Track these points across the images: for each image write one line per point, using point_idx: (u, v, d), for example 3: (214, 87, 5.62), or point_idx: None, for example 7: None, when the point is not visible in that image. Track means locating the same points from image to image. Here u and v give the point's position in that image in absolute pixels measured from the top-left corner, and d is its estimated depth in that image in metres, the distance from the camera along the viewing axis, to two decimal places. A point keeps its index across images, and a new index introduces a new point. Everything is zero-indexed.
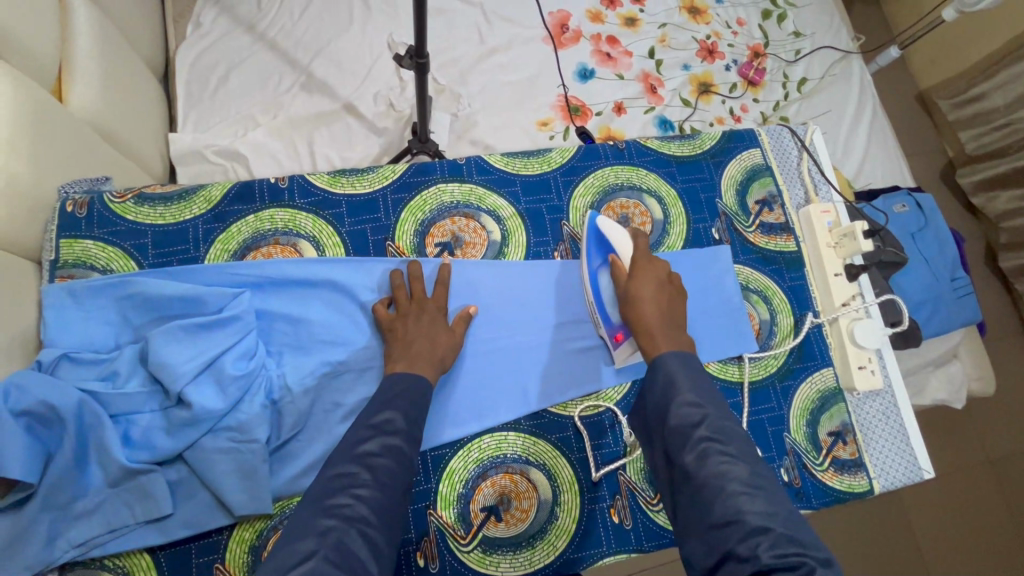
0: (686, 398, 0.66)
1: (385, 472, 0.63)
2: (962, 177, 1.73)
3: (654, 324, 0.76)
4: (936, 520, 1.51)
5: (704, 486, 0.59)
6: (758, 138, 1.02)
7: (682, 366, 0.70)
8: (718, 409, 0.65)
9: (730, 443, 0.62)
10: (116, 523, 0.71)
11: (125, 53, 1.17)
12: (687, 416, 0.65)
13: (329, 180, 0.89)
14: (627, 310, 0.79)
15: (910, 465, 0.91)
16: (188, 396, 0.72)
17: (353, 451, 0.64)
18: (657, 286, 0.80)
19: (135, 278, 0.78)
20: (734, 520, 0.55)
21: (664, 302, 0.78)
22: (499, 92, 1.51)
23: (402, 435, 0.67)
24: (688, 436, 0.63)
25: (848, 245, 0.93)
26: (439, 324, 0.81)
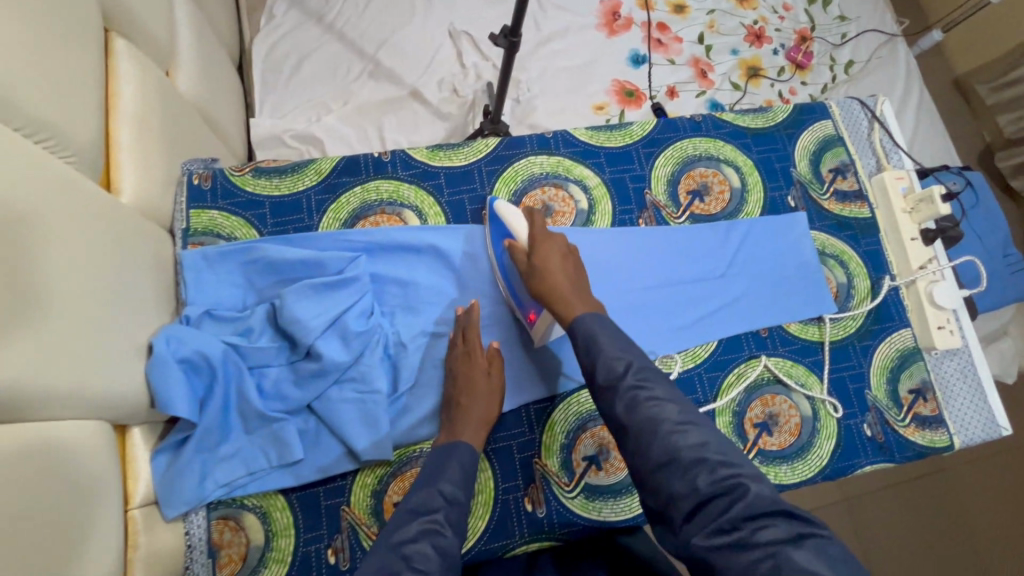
0: (609, 352, 0.68)
1: (421, 557, 0.59)
2: (999, 161, 1.77)
3: (563, 294, 0.76)
4: (982, 491, 1.53)
5: (638, 432, 0.62)
6: (829, 110, 1.06)
7: (600, 325, 0.71)
8: (640, 357, 0.67)
9: (655, 386, 0.64)
10: (254, 467, 0.77)
11: (213, 44, 1.25)
12: (613, 369, 0.67)
13: (428, 154, 0.95)
14: (534, 284, 0.78)
15: (987, 421, 0.94)
16: (318, 348, 0.78)
17: (390, 539, 0.61)
18: (561, 255, 0.80)
19: (259, 244, 0.84)
20: (671, 458, 0.59)
21: (568, 270, 0.79)
22: (555, 79, 1.56)
23: (439, 514, 0.64)
24: (618, 387, 0.65)
25: (925, 209, 0.96)
26: (477, 369, 0.81)
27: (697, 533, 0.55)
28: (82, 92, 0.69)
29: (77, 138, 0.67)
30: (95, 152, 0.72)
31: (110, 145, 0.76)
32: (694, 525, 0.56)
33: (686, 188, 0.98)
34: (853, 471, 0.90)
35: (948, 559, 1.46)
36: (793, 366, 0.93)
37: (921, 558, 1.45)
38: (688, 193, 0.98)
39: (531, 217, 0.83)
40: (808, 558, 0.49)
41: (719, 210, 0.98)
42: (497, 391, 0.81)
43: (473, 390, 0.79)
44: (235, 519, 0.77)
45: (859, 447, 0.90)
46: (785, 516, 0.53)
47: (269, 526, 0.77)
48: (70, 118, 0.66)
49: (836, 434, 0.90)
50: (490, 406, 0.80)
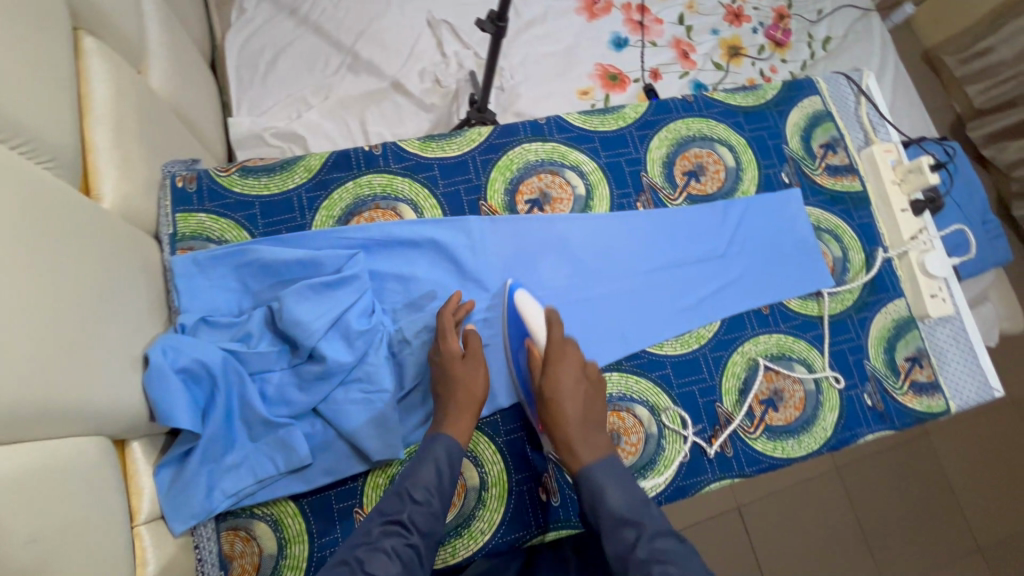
0: (620, 516, 0.68)
1: (379, 563, 0.61)
2: (971, 131, 1.81)
3: (573, 435, 0.74)
4: (965, 452, 1.58)
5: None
6: (817, 85, 1.06)
7: (608, 481, 0.71)
8: (654, 524, 0.67)
9: (669, 563, 0.63)
10: (262, 475, 0.75)
11: (184, 42, 1.20)
12: (624, 538, 0.67)
13: (421, 145, 0.93)
14: (544, 411, 0.76)
15: (981, 384, 0.96)
16: (322, 350, 0.76)
17: (354, 543, 0.64)
18: (575, 381, 0.77)
19: (252, 246, 0.81)
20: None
21: (581, 401, 0.76)
22: (537, 65, 1.54)
23: (406, 519, 0.66)
24: (627, 562, 0.65)
25: (915, 179, 0.98)
26: (456, 362, 0.78)
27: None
28: (54, 93, 0.66)
29: (52, 142, 0.64)
30: (71, 156, 0.68)
31: (86, 149, 0.72)
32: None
33: (682, 169, 0.98)
34: (857, 441, 0.91)
35: (934, 520, 1.51)
36: (794, 341, 0.94)
37: (911, 521, 1.50)
38: (684, 174, 0.98)
39: (552, 328, 0.80)
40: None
41: (716, 189, 0.98)
42: (476, 375, 0.78)
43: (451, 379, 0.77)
44: (246, 529, 0.75)
45: (861, 417, 0.92)
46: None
47: (282, 534, 0.76)
48: (44, 120, 0.62)
49: (839, 406, 0.92)
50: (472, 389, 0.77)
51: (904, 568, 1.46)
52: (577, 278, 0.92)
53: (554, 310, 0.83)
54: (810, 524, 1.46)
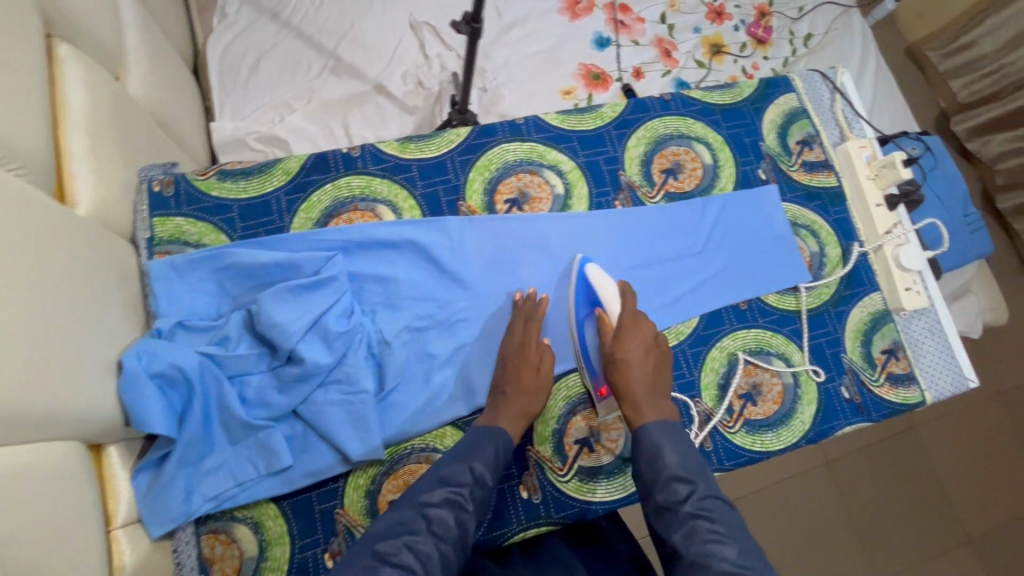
0: (674, 471, 0.69)
1: (441, 526, 0.64)
2: (954, 125, 1.82)
3: (640, 395, 0.78)
4: (951, 442, 1.60)
5: (693, 565, 0.62)
6: (792, 83, 1.08)
7: (667, 438, 0.72)
8: (705, 482, 0.68)
9: (717, 518, 0.65)
10: (242, 477, 0.75)
11: (164, 47, 1.20)
12: (675, 493, 0.68)
13: (399, 147, 0.93)
14: (612, 373, 0.81)
15: (955, 375, 0.98)
16: (300, 352, 0.76)
17: (416, 500, 0.66)
18: (645, 349, 0.82)
19: (231, 249, 0.82)
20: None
21: (648, 369, 0.80)
22: (520, 66, 1.55)
23: (466, 488, 0.68)
24: (678, 513, 0.66)
25: (888, 174, 0.99)
26: (526, 366, 0.83)
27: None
28: (27, 101, 0.66)
29: (22, 148, 0.64)
30: (44, 162, 0.68)
31: (61, 155, 0.72)
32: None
33: (660, 167, 0.99)
34: (835, 433, 0.93)
35: (923, 511, 1.53)
36: (772, 335, 0.95)
37: (900, 512, 1.52)
38: (662, 172, 0.99)
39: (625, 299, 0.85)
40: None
41: (693, 187, 0.99)
42: (541, 386, 0.82)
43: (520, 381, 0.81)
44: (226, 532, 0.75)
45: (839, 410, 0.93)
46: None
47: (263, 536, 0.76)
48: (15, 127, 0.62)
49: (816, 399, 0.93)
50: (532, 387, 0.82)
51: (894, 558, 1.48)
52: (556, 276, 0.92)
53: (625, 284, 0.88)
54: (800, 518, 1.47)
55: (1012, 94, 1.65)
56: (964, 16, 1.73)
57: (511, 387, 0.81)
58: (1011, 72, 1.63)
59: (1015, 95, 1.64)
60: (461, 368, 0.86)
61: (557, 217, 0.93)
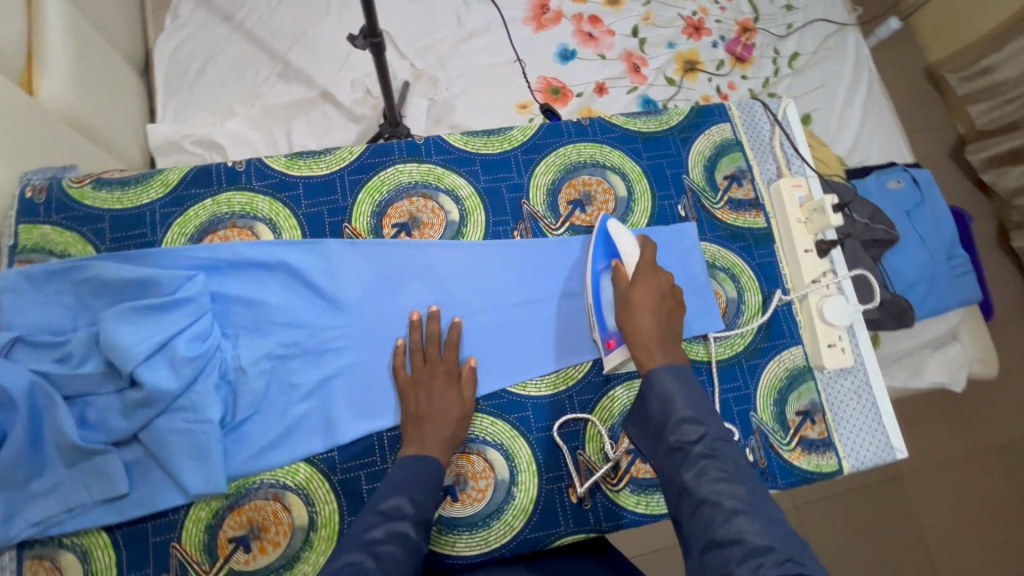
0: (683, 415, 0.68)
1: (391, 559, 0.63)
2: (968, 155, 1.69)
3: (653, 339, 0.75)
4: (939, 499, 1.47)
5: (700, 503, 0.60)
6: (728, 112, 1.00)
7: (678, 385, 0.71)
8: (715, 428, 0.67)
9: (725, 459, 0.63)
10: (73, 503, 0.73)
11: (101, 49, 1.19)
12: (686, 433, 0.67)
13: (287, 163, 0.89)
14: (622, 317, 0.78)
15: (883, 444, 0.88)
16: (139, 376, 0.73)
17: (362, 537, 0.65)
18: (659, 296, 0.79)
19: (91, 263, 0.79)
20: (734, 541, 0.55)
21: (663, 317, 0.78)
22: (477, 77, 1.49)
23: (410, 518, 0.67)
24: (687, 453, 0.65)
25: (818, 220, 0.90)
26: (450, 391, 0.80)
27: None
28: None
29: None
30: None
31: None
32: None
33: (567, 198, 0.92)
34: None
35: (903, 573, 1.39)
36: None
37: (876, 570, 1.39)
38: (568, 204, 0.92)
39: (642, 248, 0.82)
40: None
41: None
42: (467, 416, 0.80)
43: (444, 412, 0.78)
44: (51, 559, 0.74)
45: None
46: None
47: (90, 566, 0.74)
48: None
49: None
50: (448, 418, 0.78)
51: None
52: (441, 305, 0.86)
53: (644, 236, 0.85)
54: None
55: None
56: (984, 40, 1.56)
57: (436, 418, 0.78)
58: None
59: None
60: (325, 401, 0.81)
61: (450, 245, 0.88)
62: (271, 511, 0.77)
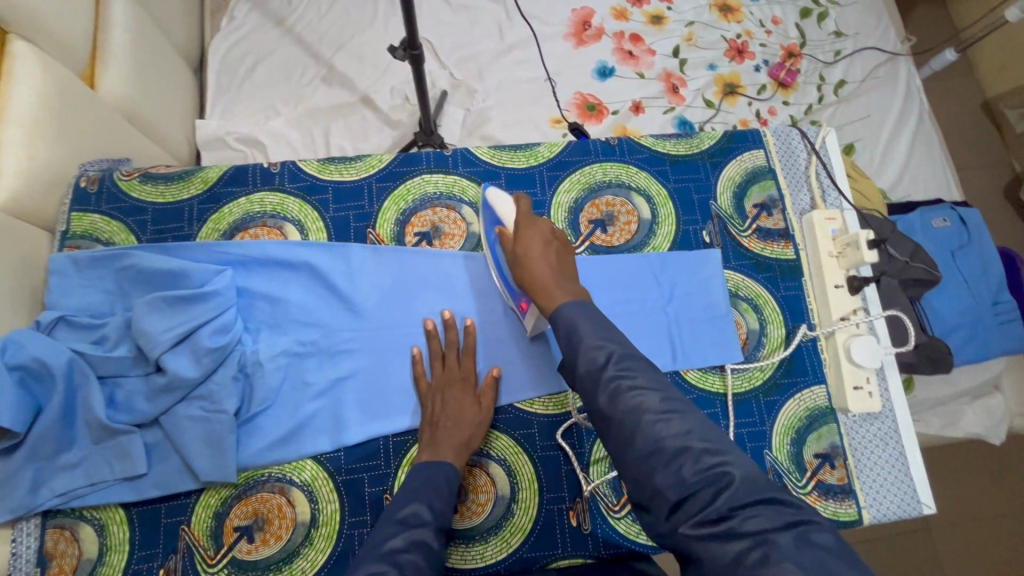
0: (591, 341, 0.63)
1: (412, 568, 0.62)
2: None
3: (549, 280, 0.72)
4: (972, 558, 1.38)
5: (621, 423, 0.57)
6: (763, 138, 0.98)
7: (583, 313, 0.67)
8: (624, 346, 0.63)
9: (638, 376, 0.60)
10: (95, 478, 0.77)
11: (161, 47, 1.25)
12: (595, 359, 0.62)
13: (319, 167, 0.93)
14: (520, 273, 0.76)
15: (907, 497, 0.84)
16: (164, 363, 0.76)
17: (380, 548, 0.63)
18: (545, 241, 0.77)
19: (130, 252, 0.83)
20: (654, 450, 0.54)
21: (552, 258, 0.75)
22: (512, 90, 1.51)
23: (429, 526, 0.67)
24: (598, 378, 0.61)
25: (851, 255, 0.87)
26: (467, 400, 0.81)
27: (683, 523, 0.51)
28: None
29: None
30: None
31: None
32: (678, 518, 0.51)
33: (589, 217, 0.93)
34: None
35: None
36: None
37: None
38: (590, 222, 0.93)
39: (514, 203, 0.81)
40: (793, 543, 0.45)
41: (623, 242, 0.92)
42: (486, 422, 0.81)
43: (460, 418, 0.79)
44: (71, 530, 0.77)
45: None
46: (770, 502, 0.49)
47: (105, 540, 0.77)
48: None
49: None
50: (461, 423, 0.79)
51: None
52: (453, 310, 0.88)
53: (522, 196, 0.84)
54: None
55: None
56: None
57: (451, 425, 0.79)
58: None
59: None
60: (335, 401, 0.83)
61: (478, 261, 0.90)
62: (275, 505, 0.79)
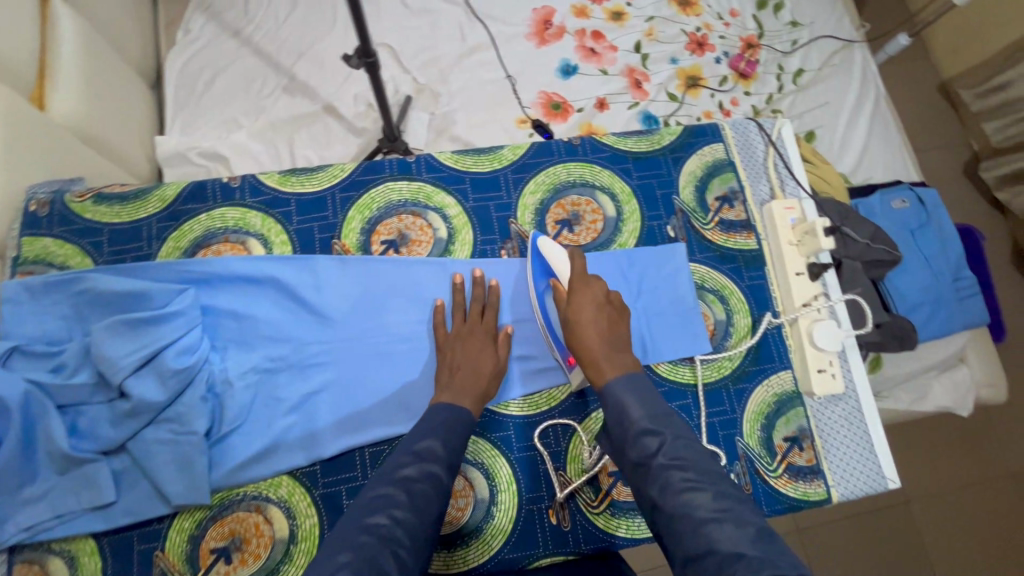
0: (642, 424, 0.67)
1: (422, 498, 0.65)
2: (986, 171, 1.64)
3: (598, 351, 0.74)
4: (951, 527, 1.43)
5: (672, 516, 0.60)
6: (721, 132, 1.00)
7: (632, 392, 0.70)
8: (675, 432, 0.66)
9: (689, 467, 0.62)
10: (62, 510, 0.75)
11: (114, 64, 1.23)
12: (645, 447, 0.65)
13: (280, 179, 0.92)
14: (568, 336, 0.77)
15: (872, 473, 0.86)
16: (127, 387, 0.75)
17: (393, 474, 0.66)
18: (596, 306, 0.78)
19: (87, 275, 0.81)
20: (707, 551, 0.56)
21: (603, 325, 0.76)
22: (478, 92, 1.50)
23: (442, 462, 0.69)
24: (649, 467, 0.64)
25: (810, 242, 0.89)
26: (486, 349, 0.83)
27: None
28: None
29: None
30: None
31: None
32: None
33: (555, 217, 0.94)
34: None
35: None
36: None
37: None
38: (557, 223, 0.94)
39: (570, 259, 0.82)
40: None
41: (590, 241, 0.93)
42: (500, 374, 0.83)
43: (478, 373, 0.80)
44: (40, 564, 0.75)
45: None
46: None
47: (76, 572, 0.76)
48: None
49: None
50: (480, 368, 0.81)
51: None
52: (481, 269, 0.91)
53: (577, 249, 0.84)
54: None
55: None
56: (1001, 54, 1.54)
57: (469, 371, 0.80)
58: None
59: None
60: (308, 415, 0.83)
61: (458, 264, 0.90)
62: (252, 523, 0.78)
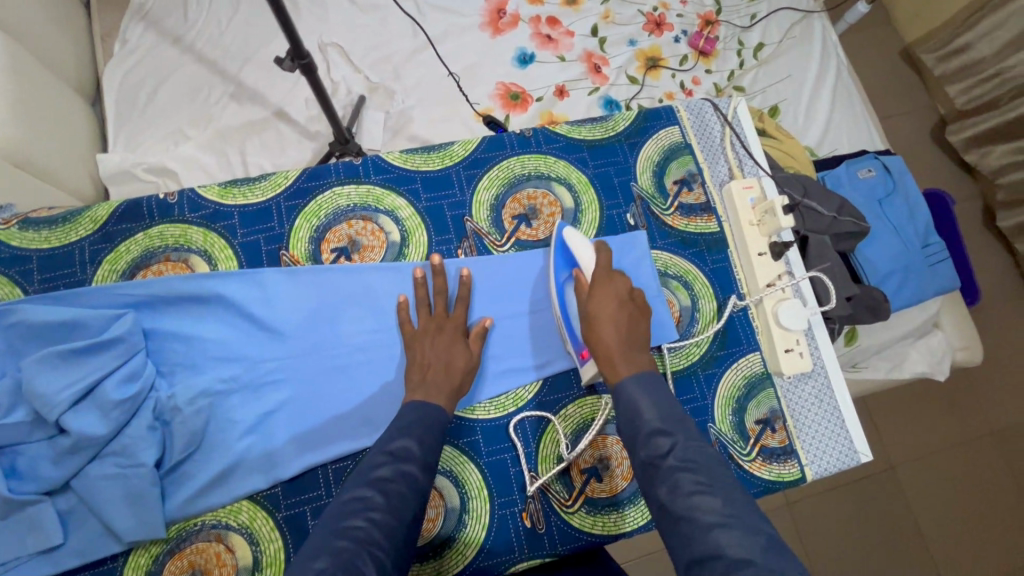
0: (654, 425, 0.64)
1: (398, 497, 0.62)
2: (951, 135, 1.64)
3: (617, 351, 0.73)
4: (936, 489, 1.44)
5: (677, 520, 0.57)
6: (677, 113, 0.98)
7: (644, 392, 0.68)
8: (687, 435, 0.63)
9: (701, 471, 0.59)
10: (8, 555, 0.72)
11: (46, 80, 1.16)
12: (657, 447, 0.63)
13: (220, 192, 0.88)
14: (587, 331, 0.76)
15: (845, 450, 0.85)
16: (65, 423, 0.70)
17: (368, 474, 0.64)
18: (618, 303, 0.76)
19: (16, 306, 0.76)
20: (713, 556, 0.52)
21: (624, 325, 0.75)
22: (434, 86, 1.46)
23: (417, 460, 0.66)
24: (658, 467, 0.61)
25: (769, 222, 0.87)
26: (458, 344, 0.80)
27: None
28: None
29: None
30: None
31: None
32: None
33: (511, 213, 0.91)
34: None
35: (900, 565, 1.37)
36: None
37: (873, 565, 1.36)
38: (513, 218, 0.91)
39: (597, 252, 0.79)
40: None
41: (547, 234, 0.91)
42: (472, 370, 0.80)
43: (450, 369, 0.78)
44: None
45: None
46: None
47: None
48: None
49: None
50: (451, 363, 0.78)
51: None
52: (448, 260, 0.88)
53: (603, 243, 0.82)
54: None
55: (1010, 101, 1.47)
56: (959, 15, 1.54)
57: (441, 369, 0.77)
58: (1012, 76, 1.44)
59: (1013, 102, 1.46)
60: (265, 435, 0.80)
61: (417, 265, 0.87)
62: (213, 553, 0.75)
